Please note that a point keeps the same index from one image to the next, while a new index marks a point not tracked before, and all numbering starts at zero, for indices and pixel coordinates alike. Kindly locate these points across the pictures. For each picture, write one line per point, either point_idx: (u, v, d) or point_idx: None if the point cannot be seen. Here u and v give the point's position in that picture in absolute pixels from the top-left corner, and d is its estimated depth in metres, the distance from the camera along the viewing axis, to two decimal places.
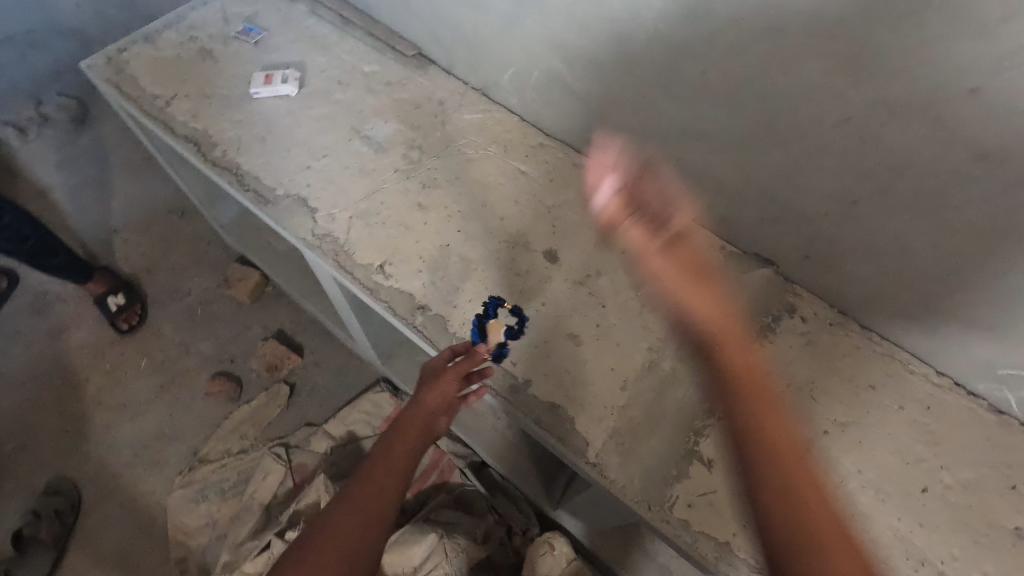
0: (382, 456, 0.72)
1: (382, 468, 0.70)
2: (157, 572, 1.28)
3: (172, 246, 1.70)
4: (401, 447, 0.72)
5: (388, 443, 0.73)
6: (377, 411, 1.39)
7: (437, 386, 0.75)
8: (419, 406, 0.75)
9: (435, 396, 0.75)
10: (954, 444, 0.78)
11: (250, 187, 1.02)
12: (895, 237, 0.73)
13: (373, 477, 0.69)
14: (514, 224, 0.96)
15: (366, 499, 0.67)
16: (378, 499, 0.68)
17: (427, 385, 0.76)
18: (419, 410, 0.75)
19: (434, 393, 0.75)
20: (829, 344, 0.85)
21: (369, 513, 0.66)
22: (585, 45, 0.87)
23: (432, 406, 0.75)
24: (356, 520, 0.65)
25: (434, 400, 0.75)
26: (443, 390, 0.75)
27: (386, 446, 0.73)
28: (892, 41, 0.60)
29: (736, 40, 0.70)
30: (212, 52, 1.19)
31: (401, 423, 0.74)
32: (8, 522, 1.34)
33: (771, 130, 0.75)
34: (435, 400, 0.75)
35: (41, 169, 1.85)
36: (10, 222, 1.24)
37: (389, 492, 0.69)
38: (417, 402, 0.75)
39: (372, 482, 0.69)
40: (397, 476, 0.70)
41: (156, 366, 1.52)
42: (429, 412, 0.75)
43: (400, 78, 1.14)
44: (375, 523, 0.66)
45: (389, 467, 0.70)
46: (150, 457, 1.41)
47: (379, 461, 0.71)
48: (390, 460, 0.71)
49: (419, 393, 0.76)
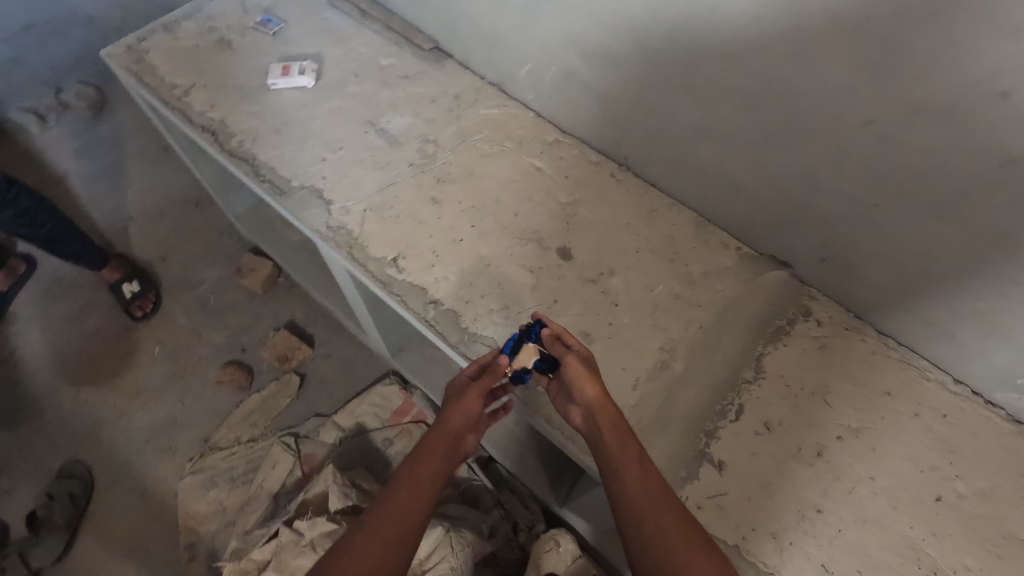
0: (406, 477, 0.68)
1: (407, 490, 0.67)
2: (167, 556, 1.30)
3: (187, 235, 1.71)
4: (426, 469, 0.69)
5: (412, 464, 0.69)
6: (386, 403, 1.40)
7: (462, 404, 0.73)
8: (444, 424, 0.72)
9: (461, 414, 0.73)
10: (969, 453, 0.76)
11: (265, 178, 1.02)
12: (915, 241, 0.71)
13: (398, 499, 0.66)
14: (528, 220, 0.95)
15: (389, 523, 0.64)
16: (401, 522, 0.64)
17: (453, 403, 0.73)
18: (444, 429, 0.72)
19: (460, 410, 0.73)
20: (844, 348, 0.84)
21: (391, 536, 0.63)
22: (603, 41, 0.86)
23: (458, 424, 0.72)
24: (378, 543, 0.62)
25: (460, 417, 0.73)
26: (469, 407, 0.73)
27: (412, 465, 0.69)
28: (919, 41, 0.59)
29: (758, 38, 0.69)
30: (230, 43, 1.19)
31: (426, 443, 0.71)
32: (23, 504, 1.36)
33: (791, 130, 0.74)
34: (461, 417, 0.72)
35: (59, 156, 1.87)
36: (26, 207, 1.26)
37: (414, 515, 0.65)
38: (442, 421, 0.73)
39: (395, 506, 0.65)
40: (422, 499, 0.67)
41: (168, 354, 1.54)
42: (455, 431, 0.72)
43: (416, 72, 1.14)
44: (397, 549, 0.62)
45: (414, 490, 0.67)
46: (161, 444, 1.42)
47: (403, 482, 0.68)
48: (415, 482, 0.67)
49: (445, 412, 0.73)
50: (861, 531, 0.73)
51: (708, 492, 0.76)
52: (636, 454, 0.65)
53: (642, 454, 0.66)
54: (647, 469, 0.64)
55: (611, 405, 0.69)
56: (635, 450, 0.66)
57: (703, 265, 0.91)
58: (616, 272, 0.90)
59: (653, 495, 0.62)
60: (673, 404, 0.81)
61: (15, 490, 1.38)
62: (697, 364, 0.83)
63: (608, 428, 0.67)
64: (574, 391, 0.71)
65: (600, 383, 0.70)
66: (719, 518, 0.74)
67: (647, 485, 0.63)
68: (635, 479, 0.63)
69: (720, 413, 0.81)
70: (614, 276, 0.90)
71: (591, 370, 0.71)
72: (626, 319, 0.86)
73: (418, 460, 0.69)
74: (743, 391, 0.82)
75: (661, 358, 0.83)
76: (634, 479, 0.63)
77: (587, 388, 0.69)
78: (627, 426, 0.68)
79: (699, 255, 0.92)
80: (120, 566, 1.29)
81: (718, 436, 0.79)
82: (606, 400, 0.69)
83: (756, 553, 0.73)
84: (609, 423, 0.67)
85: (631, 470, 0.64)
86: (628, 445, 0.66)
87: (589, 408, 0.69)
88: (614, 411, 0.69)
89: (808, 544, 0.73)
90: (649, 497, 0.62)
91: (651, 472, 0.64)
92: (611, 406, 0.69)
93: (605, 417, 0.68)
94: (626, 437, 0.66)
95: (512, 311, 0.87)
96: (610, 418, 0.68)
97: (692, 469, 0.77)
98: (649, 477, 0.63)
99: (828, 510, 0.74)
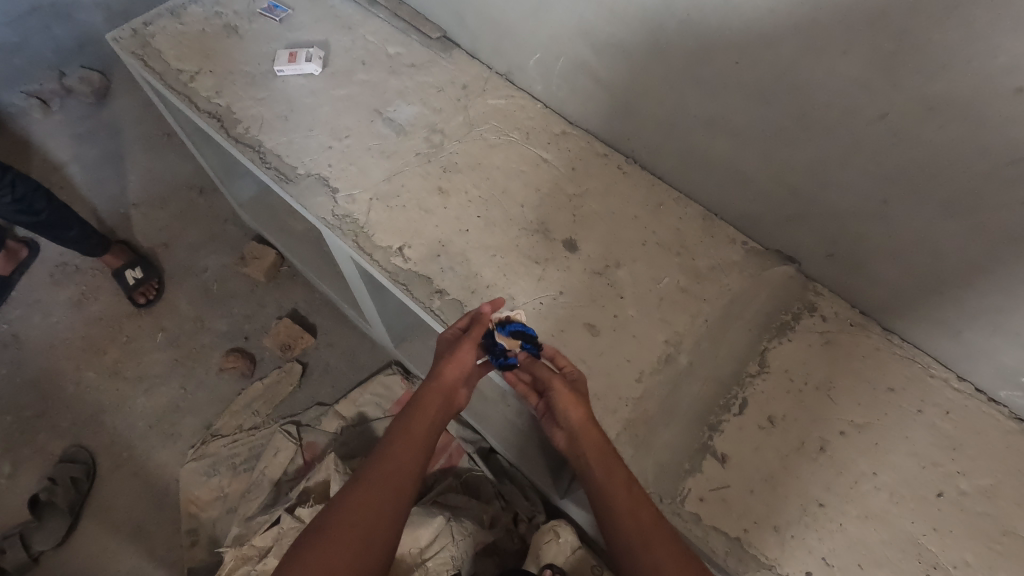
0: (402, 435, 0.70)
1: (403, 443, 0.69)
2: (169, 542, 1.31)
3: (190, 222, 1.71)
4: (419, 425, 0.71)
5: (407, 421, 0.71)
6: (388, 393, 1.41)
7: (455, 357, 0.74)
8: (439, 379, 0.74)
9: (455, 370, 0.74)
10: (973, 451, 0.77)
11: (272, 165, 1.01)
12: (923, 238, 0.72)
13: (394, 452, 0.68)
14: (535, 212, 0.95)
15: (386, 479, 0.65)
16: (397, 477, 0.65)
17: (447, 358, 0.75)
18: (438, 384, 0.74)
19: (454, 365, 0.74)
20: (848, 344, 0.84)
21: (389, 491, 0.64)
22: (614, 32, 0.85)
23: (451, 380, 0.74)
24: (376, 498, 0.63)
25: (454, 370, 0.74)
26: (462, 363, 0.74)
27: (406, 420, 0.71)
28: (934, 35, 0.58)
29: (772, 30, 0.69)
30: (237, 29, 1.19)
31: (419, 401, 0.73)
32: (26, 487, 1.37)
33: (804, 124, 0.73)
34: (454, 372, 0.74)
35: (61, 141, 1.86)
36: (23, 193, 1.25)
37: (409, 470, 0.67)
38: (435, 378, 0.74)
39: (391, 461, 0.67)
40: (418, 452, 0.69)
41: (171, 341, 1.54)
42: (448, 388, 0.74)
43: (424, 61, 1.13)
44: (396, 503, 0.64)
45: (409, 444, 0.69)
46: (164, 430, 1.43)
47: (398, 437, 0.69)
48: (411, 438, 0.70)
49: (438, 369, 0.75)
50: (864, 526, 0.74)
51: (711, 485, 0.76)
52: (624, 480, 0.68)
53: (629, 480, 0.68)
54: (636, 496, 0.67)
55: (595, 429, 0.71)
56: (622, 476, 0.68)
57: (709, 259, 0.90)
58: (623, 264, 0.90)
59: (643, 523, 0.65)
60: (677, 397, 0.81)
61: (18, 474, 1.38)
62: (702, 358, 0.83)
63: (595, 456, 0.69)
64: (560, 416, 0.73)
65: (586, 408, 0.72)
66: (722, 511, 0.75)
67: (636, 512, 0.65)
68: (625, 508, 0.66)
69: (724, 407, 0.81)
70: (620, 268, 0.90)
71: (576, 395, 0.73)
72: (632, 311, 0.86)
73: (414, 414, 0.72)
74: (747, 385, 0.82)
75: (666, 351, 0.83)
76: (623, 508, 0.66)
77: (574, 414, 0.72)
78: (613, 452, 0.70)
79: (706, 249, 0.91)
80: (123, 550, 1.30)
81: (721, 429, 0.80)
82: (589, 425, 0.71)
83: (757, 545, 0.73)
84: (596, 451, 0.70)
85: (622, 497, 0.66)
86: (615, 471, 0.68)
87: (574, 434, 0.71)
88: (600, 437, 0.71)
89: (811, 537, 0.73)
90: (640, 524, 0.64)
91: (638, 498, 0.67)
92: (596, 433, 0.71)
93: (592, 446, 0.70)
94: (612, 463, 0.69)
95: (518, 301, 0.87)
96: (596, 446, 0.70)
97: (695, 461, 0.78)
98: (639, 505, 0.66)
99: (830, 505, 0.75)
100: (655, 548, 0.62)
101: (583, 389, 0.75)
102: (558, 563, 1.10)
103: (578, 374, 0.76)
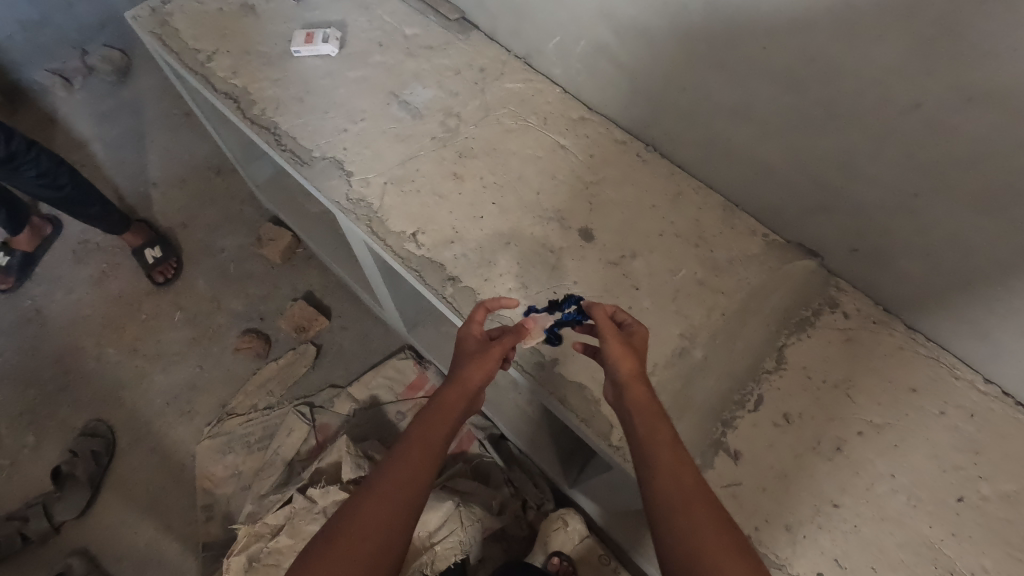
0: (417, 438, 0.65)
1: (420, 446, 0.64)
2: (185, 517, 1.34)
3: (208, 203, 1.72)
4: (438, 429, 0.66)
5: (423, 423, 0.66)
6: (400, 377, 1.41)
7: (482, 362, 0.69)
8: (461, 382, 0.68)
9: (479, 373, 0.69)
10: (997, 456, 0.74)
11: (287, 147, 1.01)
12: (954, 234, 0.69)
13: (409, 459, 0.62)
14: (549, 199, 0.94)
15: (401, 487, 0.60)
16: (413, 488, 0.61)
17: (472, 359, 0.70)
18: (460, 387, 0.68)
19: (479, 368, 0.69)
20: (871, 341, 0.82)
21: (401, 501, 0.60)
22: (635, 14, 0.83)
23: (475, 383, 0.69)
24: (391, 508, 0.59)
25: (479, 375, 0.69)
26: (489, 365, 0.70)
27: (423, 424, 0.66)
28: (977, 20, 0.55)
29: (801, 12, 0.66)
30: (255, 8, 1.18)
31: (439, 401, 0.68)
32: (49, 459, 1.40)
33: (832, 114, 0.71)
34: (480, 376, 0.69)
35: (82, 120, 1.88)
36: (46, 167, 1.25)
37: (424, 477, 0.62)
38: (458, 378, 0.69)
39: (405, 468, 0.62)
40: (433, 458, 0.64)
41: (189, 320, 1.56)
42: (471, 392, 0.69)
43: (441, 42, 1.11)
44: (409, 511, 0.59)
45: (426, 450, 0.64)
46: (181, 407, 1.45)
47: (414, 440, 0.64)
48: (425, 440, 0.64)
49: (461, 369, 0.69)
50: (878, 528, 0.72)
51: (724, 481, 0.75)
52: (668, 440, 0.61)
53: (675, 442, 0.61)
54: (680, 459, 0.59)
55: (644, 387, 0.65)
56: (668, 437, 0.61)
57: (729, 251, 0.88)
58: (638, 255, 0.88)
59: (685, 486, 0.57)
60: (690, 391, 0.79)
61: (41, 446, 1.42)
62: (717, 353, 0.82)
63: (638, 409, 0.64)
64: (609, 366, 0.67)
65: (638, 362, 0.66)
66: (734, 508, 0.74)
67: (679, 474, 0.58)
68: (667, 469, 0.58)
69: (738, 403, 0.79)
70: (635, 259, 0.88)
71: (630, 348, 0.67)
72: (646, 303, 0.85)
73: (431, 417, 0.66)
74: (763, 381, 0.81)
75: (681, 344, 0.82)
76: (669, 469, 0.58)
77: (624, 365, 0.65)
78: (663, 413, 0.64)
79: (725, 240, 0.89)
80: (141, 523, 1.34)
81: (735, 425, 0.78)
82: (638, 378, 0.65)
83: (768, 544, 0.72)
84: (643, 407, 0.63)
85: (663, 457, 0.59)
86: (661, 430, 0.62)
87: (620, 387, 0.66)
88: (647, 396, 0.65)
89: (823, 538, 0.72)
90: (683, 488, 0.57)
91: (683, 459, 0.59)
92: (645, 390, 0.65)
93: (638, 402, 0.63)
94: (658, 421, 0.62)
95: (531, 291, 0.86)
96: (644, 401, 0.64)
97: (707, 457, 0.76)
98: (682, 468, 0.58)
99: (845, 506, 0.73)
100: (695, 519, 0.55)
101: (640, 347, 0.69)
102: (566, 550, 1.12)
103: (638, 330, 0.70)
